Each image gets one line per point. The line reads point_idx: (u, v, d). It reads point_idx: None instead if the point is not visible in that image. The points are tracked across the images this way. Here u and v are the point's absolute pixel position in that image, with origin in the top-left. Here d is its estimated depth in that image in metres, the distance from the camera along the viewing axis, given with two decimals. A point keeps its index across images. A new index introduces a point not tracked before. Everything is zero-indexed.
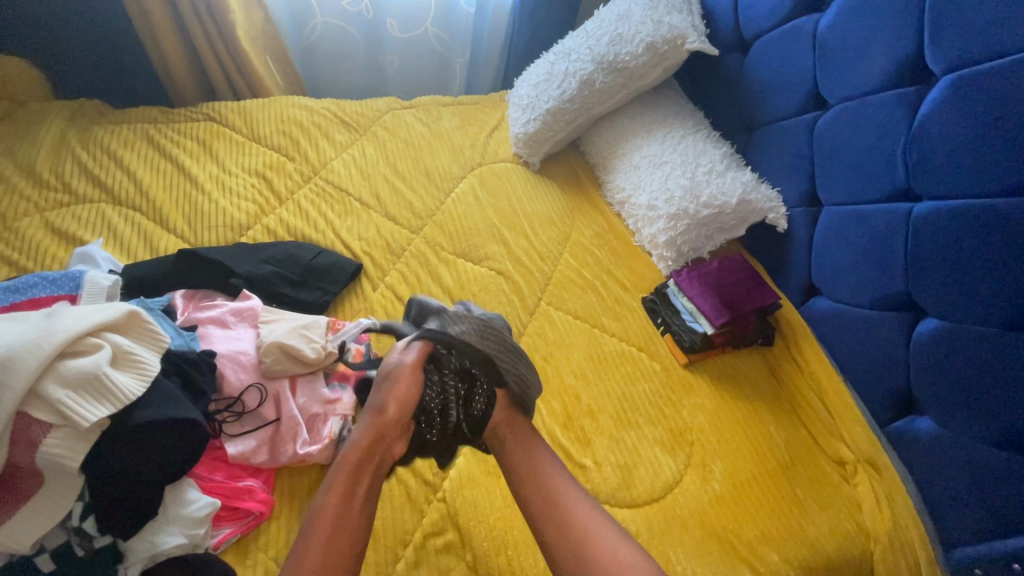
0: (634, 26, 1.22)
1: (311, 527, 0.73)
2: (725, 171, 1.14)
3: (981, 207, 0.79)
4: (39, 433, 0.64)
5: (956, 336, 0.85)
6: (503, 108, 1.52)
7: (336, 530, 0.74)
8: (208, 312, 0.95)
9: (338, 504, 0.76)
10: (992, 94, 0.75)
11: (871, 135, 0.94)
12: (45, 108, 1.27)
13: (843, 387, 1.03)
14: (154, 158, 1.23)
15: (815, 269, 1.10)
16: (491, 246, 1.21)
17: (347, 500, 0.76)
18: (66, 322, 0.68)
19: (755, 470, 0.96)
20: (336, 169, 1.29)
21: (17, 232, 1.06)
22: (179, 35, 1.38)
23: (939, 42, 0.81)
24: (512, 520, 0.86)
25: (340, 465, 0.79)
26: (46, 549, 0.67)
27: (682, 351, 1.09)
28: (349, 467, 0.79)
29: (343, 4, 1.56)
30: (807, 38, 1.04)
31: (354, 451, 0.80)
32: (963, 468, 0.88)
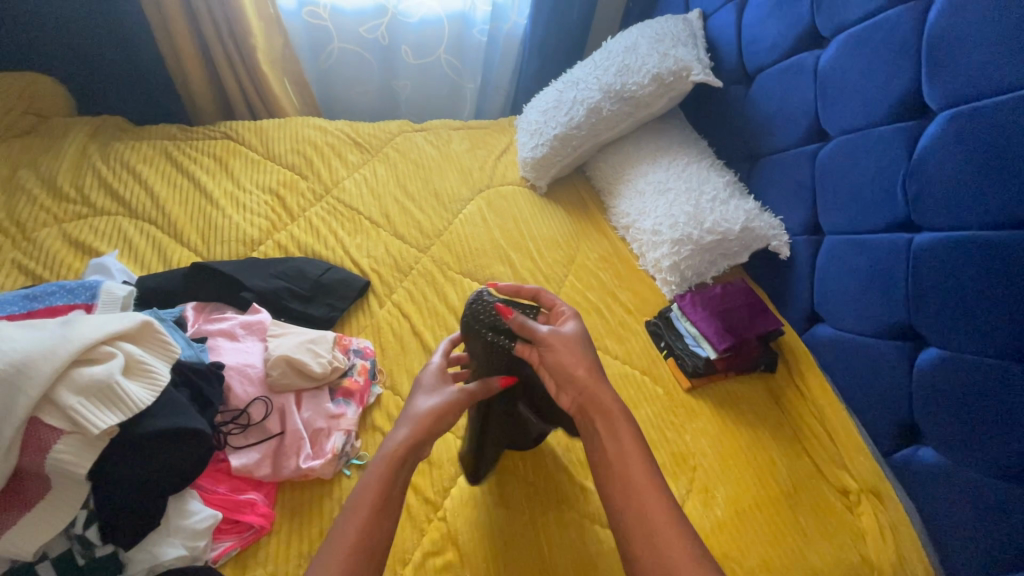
0: (641, 58, 1.26)
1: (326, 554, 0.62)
2: (729, 199, 1.17)
3: (979, 239, 0.80)
4: (50, 439, 0.65)
5: (957, 366, 0.86)
6: (511, 133, 1.56)
7: (362, 550, 0.63)
8: (217, 325, 0.97)
9: (366, 519, 0.65)
10: (989, 129, 0.77)
11: (871, 167, 0.97)
12: (69, 124, 1.31)
13: (844, 414, 1.04)
14: (172, 174, 1.27)
15: (818, 296, 1.11)
16: (497, 267, 1.23)
17: (384, 504, 0.67)
18: (82, 330, 0.70)
19: (759, 496, 0.95)
20: (348, 189, 1.32)
21: (34, 243, 1.09)
22: (201, 57, 1.43)
23: (937, 80, 0.84)
24: (512, 542, 0.85)
25: (381, 458, 0.70)
26: (48, 556, 0.67)
27: (685, 376, 1.09)
28: (392, 462, 0.70)
29: (360, 32, 1.61)
30: (809, 72, 1.08)
31: (391, 450, 0.71)
32: (968, 500, 0.88)
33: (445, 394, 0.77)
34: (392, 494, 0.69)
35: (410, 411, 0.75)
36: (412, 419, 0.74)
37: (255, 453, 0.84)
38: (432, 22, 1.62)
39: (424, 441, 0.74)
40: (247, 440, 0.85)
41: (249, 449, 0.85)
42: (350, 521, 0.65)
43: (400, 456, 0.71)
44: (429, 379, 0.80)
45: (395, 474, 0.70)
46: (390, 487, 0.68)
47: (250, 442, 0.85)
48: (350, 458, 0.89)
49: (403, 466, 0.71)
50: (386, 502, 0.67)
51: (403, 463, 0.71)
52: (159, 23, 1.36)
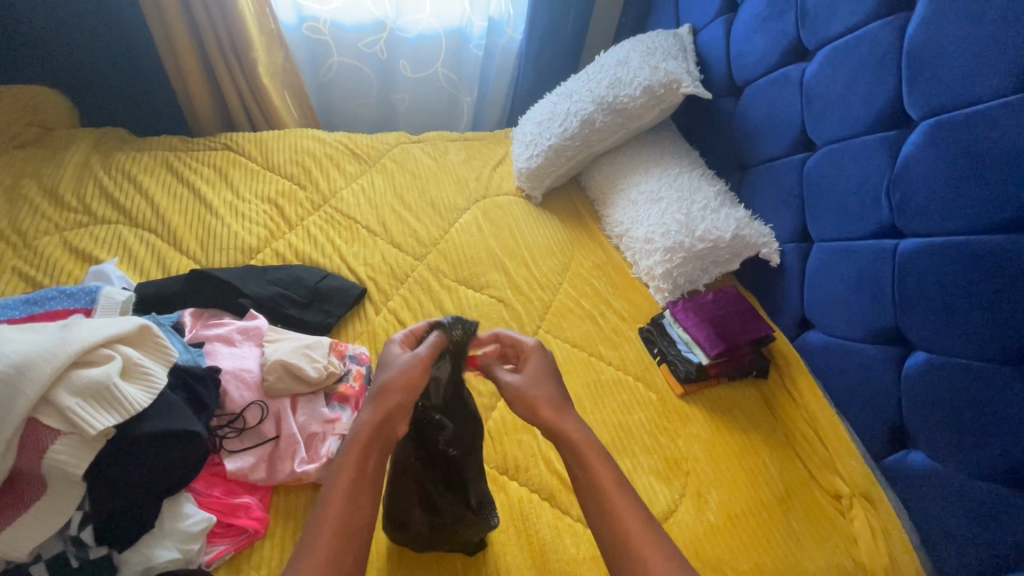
0: (632, 71, 1.29)
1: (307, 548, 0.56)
2: (720, 208, 1.19)
3: (962, 244, 0.82)
4: (48, 439, 0.66)
5: (944, 369, 0.87)
6: (507, 144, 1.58)
7: (343, 545, 0.57)
8: (214, 330, 0.98)
9: (343, 507, 0.59)
10: (968, 137, 0.80)
11: (857, 176, 0.99)
12: (72, 136, 1.33)
13: (836, 419, 1.05)
14: (172, 183, 1.29)
15: (808, 303, 1.12)
16: (492, 275, 1.24)
17: (359, 494, 0.60)
18: (81, 333, 0.71)
19: (751, 500, 0.96)
20: (346, 198, 1.34)
21: (35, 251, 1.10)
22: (203, 70, 1.47)
23: (917, 91, 0.86)
24: (505, 546, 0.86)
25: (347, 447, 0.62)
26: (43, 557, 0.68)
27: (678, 381, 1.10)
28: (359, 447, 0.62)
29: (359, 46, 1.65)
30: (795, 84, 1.11)
31: (360, 428, 0.63)
32: (958, 503, 0.89)
33: (409, 369, 0.68)
34: (366, 483, 0.61)
35: (381, 389, 0.66)
36: (376, 397, 0.66)
37: (250, 455, 0.85)
38: (429, 37, 1.66)
39: (393, 419, 0.66)
40: (242, 442, 0.87)
41: (244, 451, 0.85)
42: (325, 513, 0.59)
43: (367, 439, 0.63)
44: (393, 356, 0.71)
45: (365, 455, 0.62)
46: (360, 481, 0.61)
47: (245, 444, 0.86)
48: None
49: (373, 449, 0.63)
50: (360, 490, 0.61)
51: (375, 443, 0.64)
52: (163, 38, 1.40)
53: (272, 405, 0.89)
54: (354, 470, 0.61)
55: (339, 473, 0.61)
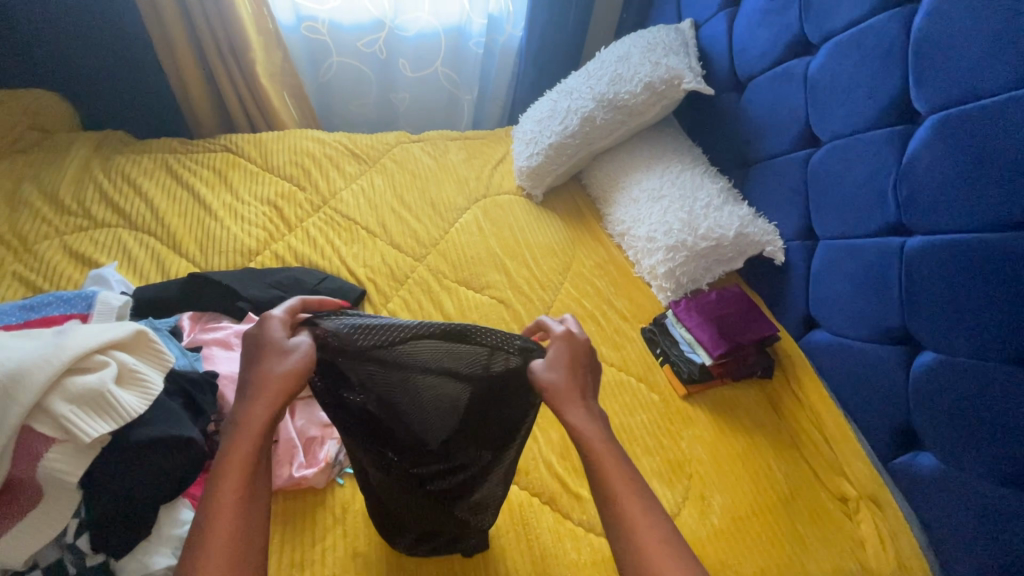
0: (633, 67, 1.28)
1: (201, 556, 0.54)
2: (722, 205, 1.17)
3: (969, 241, 0.80)
4: (42, 447, 0.65)
5: (953, 370, 0.86)
6: (507, 143, 1.57)
7: (239, 549, 0.56)
8: (213, 333, 0.98)
9: (236, 509, 0.57)
10: (976, 132, 0.78)
11: (862, 172, 0.97)
12: (72, 140, 1.34)
13: (842, 420, 1.03)
14: (172, 186, 1.29)
15: (813, 302, 1.10)
16: (492, 275, 1.23)
17: (251, 498, 0.59)
18: (76, 339, 0.70)
19: (756, 504, 0.94)
20: (345, 200, 1.33)
21: (36, 255, 1.10)
22: (202, 72, 1.46)
23: (925, 85, 0.84)
24: (505, 550, 0.85)
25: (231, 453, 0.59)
26: (39, 565, 0.68)
27: (681, 382, 1.09)
28: (251, 442, 0.60)
29: (358, 45, 1.63)
30: (799, 79, 1.08)
31: (243, 429, 0.61)
32: (968, 506, 0.87)
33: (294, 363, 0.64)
34: (257, 486, 0.60)
35: (263, 384, 0.62)
36: (265, 386, 0.62)
37: None
38: (428, 36, 1.64)
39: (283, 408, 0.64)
40: None
41: None
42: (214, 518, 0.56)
43: (259, 432, 0.61)
44: (273, 341, 0.65)
45: (255, 458, 0.60)
46: (251, 483, 0.59)
47: None
48: (342, 467, 0.90)
49: (263, 448, 0.61)
50: (252, 493, 0.59)
51: (264, 444, 0.61)
52: (161, 40, 1.39)
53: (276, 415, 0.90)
54: (245, 473, 0.59)
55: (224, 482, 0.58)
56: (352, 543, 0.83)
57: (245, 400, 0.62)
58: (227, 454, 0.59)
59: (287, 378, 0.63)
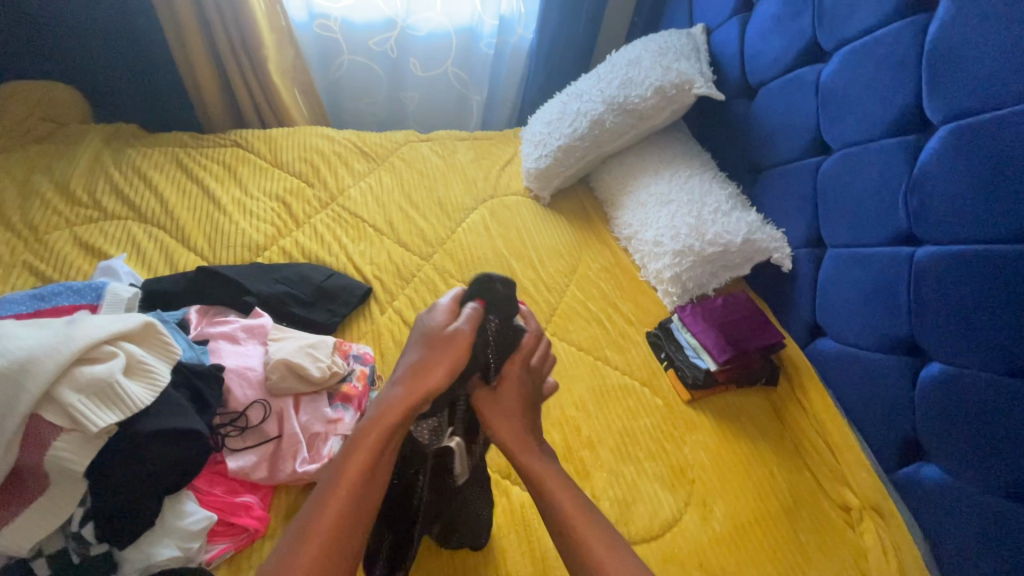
0: (644, 71, 1.28)
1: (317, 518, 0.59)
2: (731, 211, 1.17)
3: (980, 252, 0.80)
4: (50, 435, 0.66)
5: (959, 382, 0.85)
6: (516, 144, 1.57)
7: (349, 521, 0.60)
8: (220, 327, 0.98)
9: (352, 490, 0.62)
10: (988, 144, 0.77)
11: (873, 181, 0.97)
12: (85, 131, 1.35)
13: (848, 430, 1.03)
14: (182, 180, 1.29)
15: (821, 310, 1.10)
16: (498, 276, 1.23)
17: (377, 467, 0.64)
18: (85, 329, 0.71)
19: (759, 512, 0.94)
20: (353, 197, 1.33)
21: (46, 245, 1.11)
22: (214, 67, 1.47)
23: (937, 95, 0.84)
24: (505, 552, 0.85)
25: (372, 427, 0.64)
26: (44, 553, 0.69)
27: (685, 387, 1.09)
28: (382, 428, 0.64)
29: (370, 44, 1.64)
30: (811, 87, 1.08)
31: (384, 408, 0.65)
32: (972, 518, 0.86)
33: (456, 350, 0.68)
34: (381, 465, 0.64)
35: (419, 370, 0.67)
36: (410, 380, 0.67)
37: (255, 456, 0.85)
38: (440, 36, 1.65)
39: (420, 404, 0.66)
40: (246, 442, 0.86)
41: (248, 453, 0.85)
42: (333, 491, 0.62)
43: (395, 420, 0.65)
44: (438, 333, 0.70)
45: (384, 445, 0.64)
46: (377, 461, 0.64)
47: (252, 448, 0.85)
48: None
49: (397, 432, 0.65)
50: (375, 470, 0.64)
51: (399, 429, 0.65)
52: (175, 35, 1.40)
53: (284, 410, 0.89)
54: (370, 459, 0.63)
55: (355, 449, 0.63)
56: None
57: (401, 379, 0.67)
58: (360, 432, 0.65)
59: (435, 375, 0.67)
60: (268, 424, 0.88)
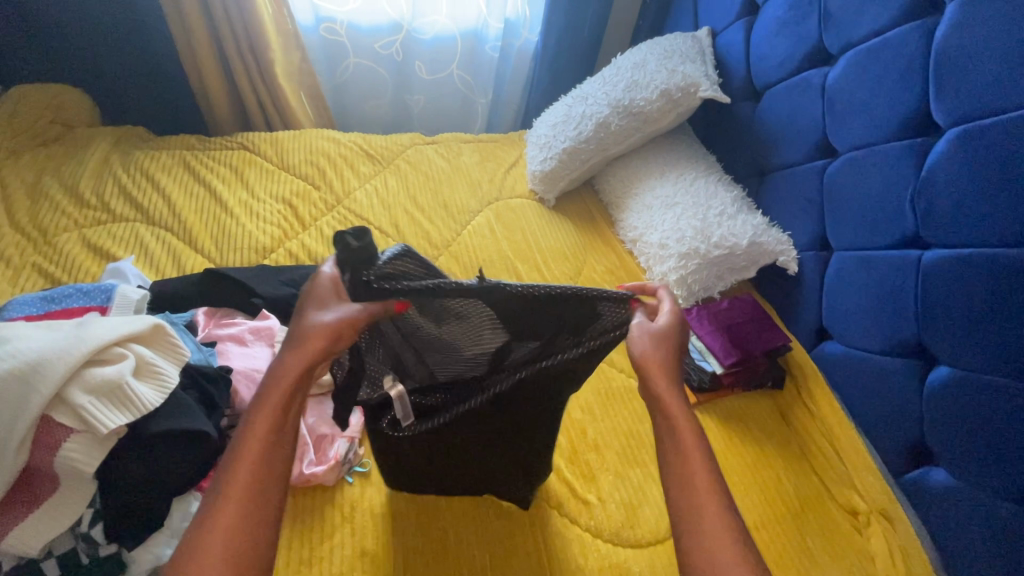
0: (649, 74, 1.28)
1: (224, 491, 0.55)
2: (736, 214, 1.17)
3: (988, 255, 0.80)
4: (60, 437, 0.67)
5: (967, 386, 0.85)
6: (521, 147, 1.57)
7: (252, 510, 0.55)
8: (227, 329, 0.99)
9: (261, 454, 0.57)
10: (997, 147, 0.77)
11: (880, 184, 0.96)
12: (94, 134, 1.36)
13: (854, 434, 1.02)
14: (189, 182, 1.30)
15: (827, 313, 1.10)
16: (503, 278, 1.24)
17: (281, 431, 0.59)
18: (95, 331, 0.71)
19: (765, 515, 0.93)
20: (359, 200, 1.34)
21: (55, 247, 1.12)
22: (221, 70, 1.48)
23: (945, 98, 0.84)
24: (509, 556, 0.84)
25: (266, 397, 0.60)
26: (54, 553, 0.69)
27: (691, 391, 1.09)
28: (282, 391, 0.60)
29: (376, 48, 1.65)
30: (817, 90, 1.08)
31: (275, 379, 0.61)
32: (981, 523, 0.86)
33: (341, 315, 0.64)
34: (287, 427, 0.60)
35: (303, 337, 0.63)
36: (299, 340, 0.62)
37: None
38: (445, 39, 1.65)
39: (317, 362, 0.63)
40: None
41: None
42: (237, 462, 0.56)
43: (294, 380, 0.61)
44: (319, 295, 0.66)
45: (286, 408, 0.60)
46: (278, 435, 0.59)
47: None
48: (352, 465, 0.90)
49: (298, 391, 0.62)
50: (277, 449, 0.59)
51: (299, 389, 0.62)
52: (183, 39, 1.41)
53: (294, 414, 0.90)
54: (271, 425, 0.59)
55: (258, 416, 0.59)
56: (359, 541, 0.83)
57: (286, 346, 0.62)
58: (258, 399, 0.60)
59: (325, 330, 0.63)
60: None
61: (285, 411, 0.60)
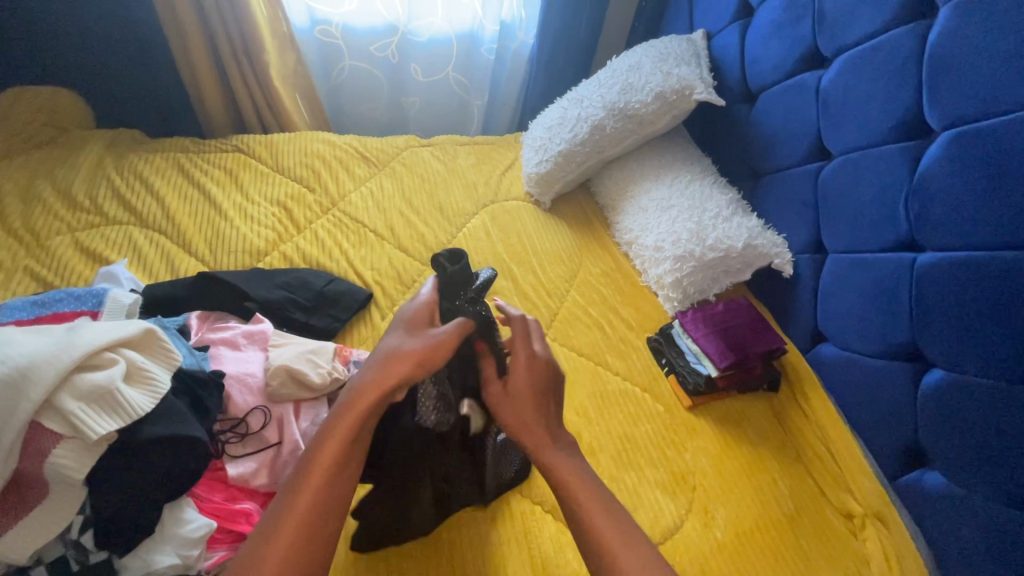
0: (644, 76, 1.28)
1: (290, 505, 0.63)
2: (731, 216, 1.17)
3: (982, 258, 0.80)
4: (50, 443, 0.66)
5: (962, 388, 0.85)
6: (516, 149, 1.57)
7: (323, 510, 0.64)
8: (220, 333, 0.98)
9: (328, 475, 0.65)
10: (990, 149, 0.77)
11: (874, 186, 0.96)
12: (88, 137, 1.35)
13: (849, 436, 1.03)
14: (183, 185, 1.30)
15: (822, 316, 1.10)
16: (498, 281, 1.23)
17: (349, 456, 0.67)
18: (86, 336, 0.71)
19: (760, 518, 0.93)
20: (354, 202, 1.33)
21: (48, 251, 1.11)
22: (216, 73, 1.48)
23: (939, 100, 0.84)
24: (504, 561, 0.84)
25: (342, 421, 0.67)
26: (43, 561, 0.68)
27: (686, 394, 1.08)
28: (356, 416, 0.67)
29: (371, 50, 1.65)
30: (811, 92, 1.08)
31: (358, 394, 0.69)
32: (976, 526, 0.86)
33: (426, 342, 0.71)
34: (355, 451, 0.67)
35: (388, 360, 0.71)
36: (380, 371, 0.70)
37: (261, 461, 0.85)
38: (441, 41, 1.65)
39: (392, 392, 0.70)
40: (250, 449, 0.86)
41: (253, 458, 0.85)
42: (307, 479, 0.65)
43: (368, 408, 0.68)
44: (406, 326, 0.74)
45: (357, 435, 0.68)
46: (346, 458, 0.66)
47: (256, 454, 0.85)
48: None
49: (371, 419, 0.69)
50: (344, 465, 0.66)
51: (372, 416, 0.68)
52: (177, 41, 1.41)
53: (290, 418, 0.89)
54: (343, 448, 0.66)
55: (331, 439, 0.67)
56: (353, 546, 0.83)
57: (367, 373, 0.70)
58: (335, 424, 0.68)
59: (405, 360, 0.70)
60: (273, 430, 0.88)
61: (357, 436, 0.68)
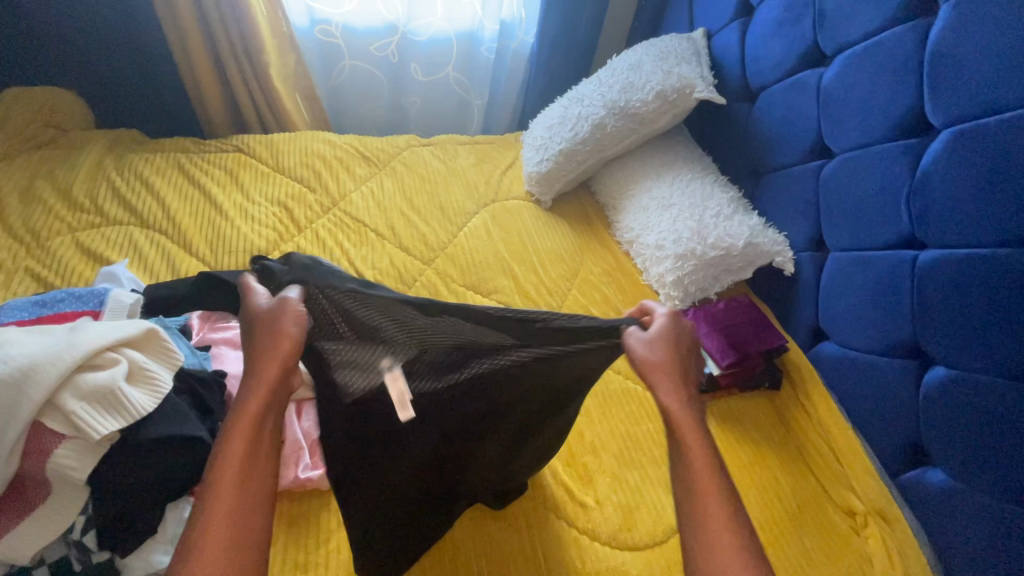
0: (645, 75, 1.28)
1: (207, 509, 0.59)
2: (732, 215, 1.17)
3: (983, 255, 0.80)
4: (52, 443, 0.66)
5: (964, 386, 0.85)
6: (517, 149, 1.57)
7: (244, 512, 0.60)
8: (223, 332, 1.00)
9: (240, 468, 0.61)
10: (992, 147, 0.77)
11: (875, 184, 0.96)
12: (88, 138, 1.35)
13: (852, 435, 1.02)
14: (183, 185, 1.29)
15: (824, 314, 1.10)
16: (500, 280, 1.23)
17: (258, 445, 0.64)
18: (88, 335, 0.71)
19: (762, 517, 0.93)
20: (355, 202, 1.33)
21: (48, 251, 1.11)
22: (216, 73, 1.47)
23: (939, 98, 0.84)
24: (507, 560, 0.84)
25: (239, 413, 0.65)
26: (45, 562, 0.68)
27: None
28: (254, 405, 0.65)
29: (371, 50, 1.65)
30: (812, 90, 1.08)
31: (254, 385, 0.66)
32: (980, 524, 0.86)
33: (288, 320, 0.69)
34: (264, 441, 0.64)
35: (267, 348, 0.68)
36: (262, 355, 0.68)
37: None
38: (441, 41, 1.65)
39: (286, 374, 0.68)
40: None
41: None
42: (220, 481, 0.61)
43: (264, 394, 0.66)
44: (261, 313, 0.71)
45: (259, 424, 0.65)
46: (256, 448, 0.63)
47: None
48: None
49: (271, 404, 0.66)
50: (256, 456, 0.63)
51: (271, 402, 0.66)
52: (176, 41, 1.41)
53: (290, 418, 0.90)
54: (247, 440, 0.63)
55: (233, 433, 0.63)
56: None
57: (251, 363, 0.68)
58: (233, 419, 0.65)
59: (286, 339, 0.68)
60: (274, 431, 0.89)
61: (260, 424, 0.65)
